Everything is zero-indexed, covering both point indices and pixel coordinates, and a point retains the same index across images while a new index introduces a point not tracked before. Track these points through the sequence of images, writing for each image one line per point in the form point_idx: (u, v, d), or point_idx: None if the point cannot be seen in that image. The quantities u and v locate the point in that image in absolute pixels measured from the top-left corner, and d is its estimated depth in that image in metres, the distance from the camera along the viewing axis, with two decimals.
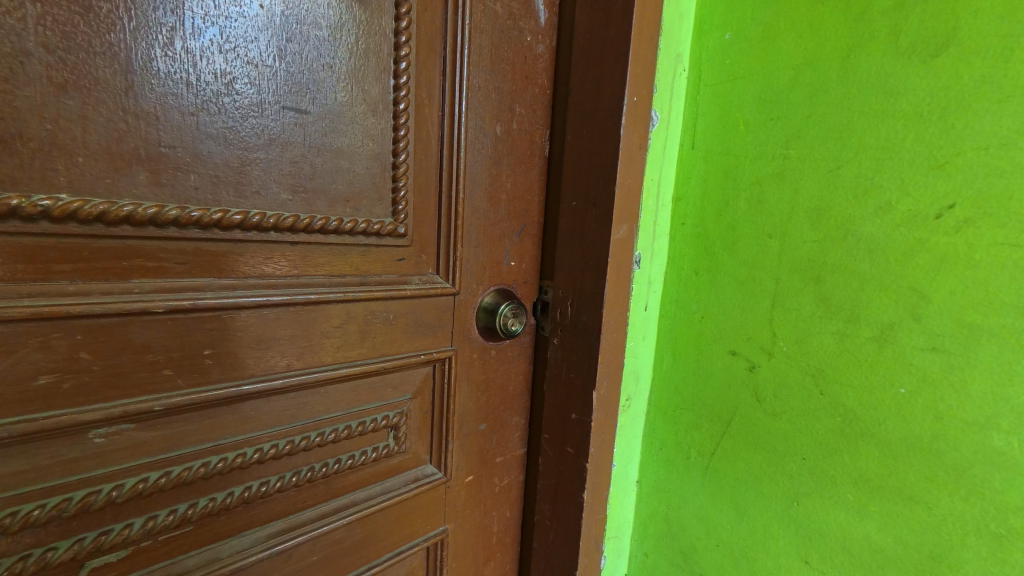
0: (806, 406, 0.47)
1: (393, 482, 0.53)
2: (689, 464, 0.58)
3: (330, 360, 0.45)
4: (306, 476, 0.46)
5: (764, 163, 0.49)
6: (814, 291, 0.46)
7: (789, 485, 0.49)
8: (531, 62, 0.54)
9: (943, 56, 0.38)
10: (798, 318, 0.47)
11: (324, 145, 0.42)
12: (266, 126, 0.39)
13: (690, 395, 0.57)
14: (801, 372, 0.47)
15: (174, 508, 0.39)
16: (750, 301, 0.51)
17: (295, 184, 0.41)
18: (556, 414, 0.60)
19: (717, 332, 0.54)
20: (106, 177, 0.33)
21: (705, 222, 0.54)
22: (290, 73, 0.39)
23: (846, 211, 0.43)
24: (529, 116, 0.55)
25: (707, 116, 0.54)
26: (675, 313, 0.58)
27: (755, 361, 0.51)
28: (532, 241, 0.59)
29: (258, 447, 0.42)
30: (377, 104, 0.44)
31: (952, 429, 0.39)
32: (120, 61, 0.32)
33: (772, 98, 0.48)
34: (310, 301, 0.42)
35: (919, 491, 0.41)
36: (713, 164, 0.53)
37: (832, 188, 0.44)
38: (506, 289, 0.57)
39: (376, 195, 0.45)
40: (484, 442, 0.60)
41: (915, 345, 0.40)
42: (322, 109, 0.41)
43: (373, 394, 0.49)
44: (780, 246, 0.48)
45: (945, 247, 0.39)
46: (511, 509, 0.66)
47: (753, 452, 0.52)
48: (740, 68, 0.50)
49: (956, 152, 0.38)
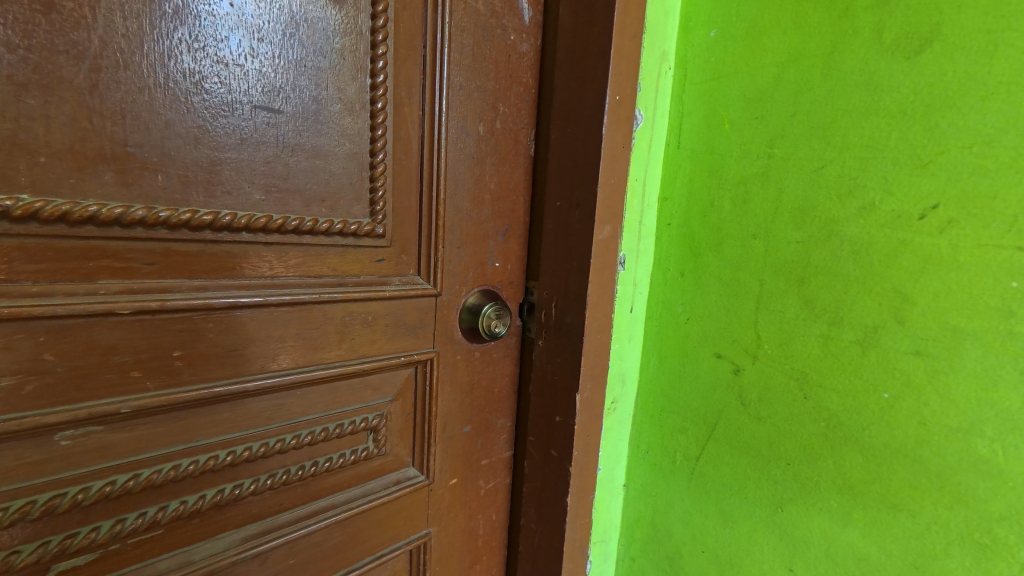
0: (791, 410, 0.46)
1: (374, 485, 0.53)
2: (675, 467, 0.57)
3: (307, 361, 0.45)
4: (281, 479, 0.45)
5: (748, 162, 0.48)
6: (798, 292, 0.45)
7: (773, 491, 0.48)
8: (515, 61, 0.53)
9: (927, 52, 0.37)
10: (782, 320, 0.46)
11: (298, 145, 0.41)
12: (237, 125, 0.38)
13: (675, 398, 0.56)
14: (784, 375, 0.46)
15: (143, 511, 0.38)
16: (734, 302, 0.50)
17: (269, 184, 0.40)
18: (542, 416, 0.60)
19: (702, 334, 0.53)
20: (71, 177, 0.32)
21: (690, 222, 0.53)
22: (263, 73, 0.39)
23: (830, 211, 0.42)
24: (514, 116, 0.55)
25: (692, 115, 0.53)
26: (661, 314, 0.57)
27: (739, 363, 0.50)
28: (518, 241, 0.58)
29: (231, 450, 0.41)
30: (353, 104, 0.44)
31: (935, 434, 0.38)
32: (86, 60, 0.32)
33: (756, 97, 0.47)
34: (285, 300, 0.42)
35: (902, 499, 0.40)
36: (699, 163, 0.52)
37: (816, 187, 0.43)
38: (490, 290, 0.57)
39: (353, 195, 0.45)
40: (469, 444, 0.60)
41: (899, 349, 0.39)
42: (296, 107, 0.41)
43: (352, 396, 0.49)
44: (764, 247, 0.47)
45: (930, 248, 0.38)
46: (498, 512, 0.66)
47: (737, 456, 0.51)
48: (725, 66, 0.50)
49: (939, 150, 0.37)
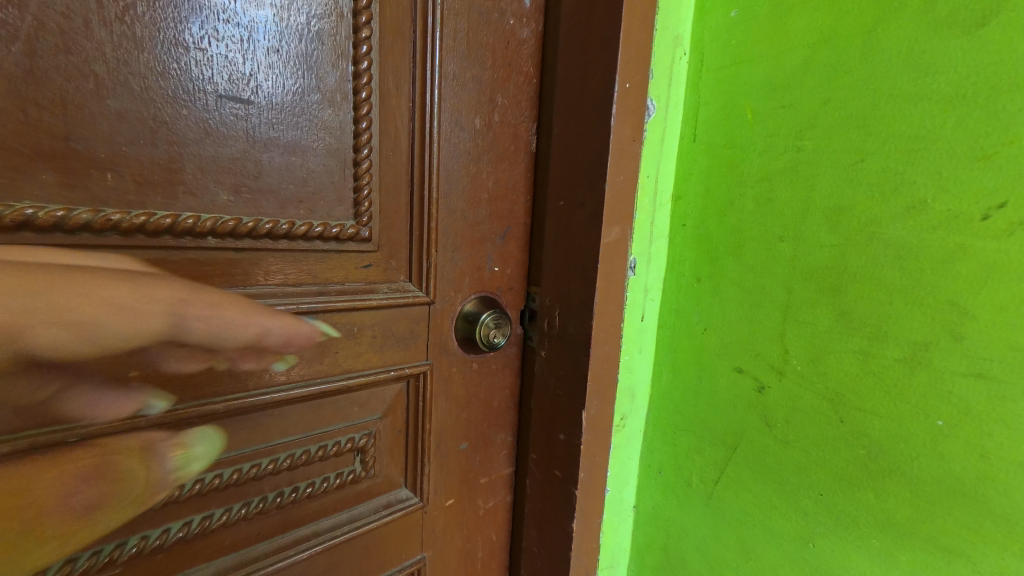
0: (823, 435, 0.41)
1: (362, 509, 0.49)
2: (690, 490, 0.52)
3: (285, 378, 0.41)
4: (257, 508, 0.41)
5: (773, 156, 0.43)
6: (832, 303, 0.40)
7: (803, 524, 0.43)
8: (514, 48, 0.49)
9: (990, 26, 0.32)
10: (814, 333, 0.41)
11: (271, 139, 0.37)
12: (200, 117, 0.34)
13: (691, 415, 0.51)
14: (815, 394, 0.41)
15: (98, 550, 0.34)
16: (757, 312, 0.45)
17: (237, 183, 0.36)
18: (544, 433, 0.55)
19: (720, 347, 0.48)
20: (4, 177, 0.29)
21: (707, 223, 0.49)
22: (229, 59, 0.35)
23: (871, 211, 0.37)
24: (513, 108, 0.50)
25: (710, 105, 0.48)
26: (674, 323, 0.53)
27: (763, 380, 0.45)
28: (518, 244, 0.54)
29: (198, 478, 0.38)
30: (334, 95, 0.40)
31: (1000, 470, 0.33)
32: (18, 42, 0.28)
33: (783, 83, 0.42)
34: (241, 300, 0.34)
35: (958, 542, 0.35)
36: (716, 158, 0.47)
37: (854, 184, 0.38)
38: (489, 297, 0.52)
39: (334, 195, 0.41)
40: (467, 462, 0.56)
41: (956, 370, 0.34)
42: (268, 98, 0.37)
43: (337, 414, 0.45)
44: (792, 252, 0.42)
45: (994, 255, 0.32)
46: (498, 532, 0.61)
47: (760, 482, 0.46)
48: (747, 49, 0.45)
49: (1006, 140, 0.32)
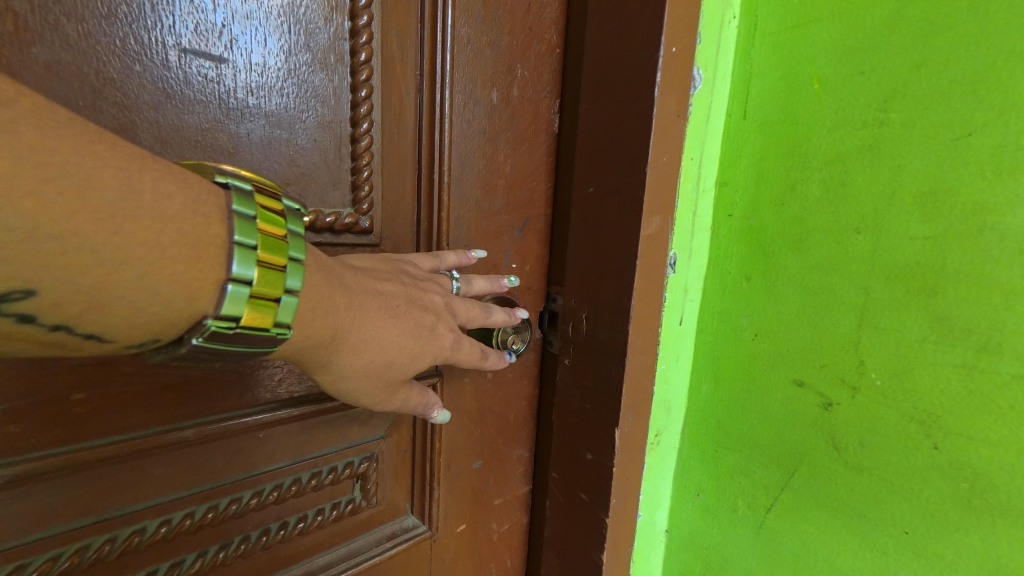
0: (909, 462, 0.35)
1: (362, 542, 0.42)
2: (736, 518, 0.46)
3: (271, 397, 0.35)
4: (238, 552, 0.35)
5: (847, 132, 0.36)
6: (924, 307, 0.33)
7: (882, 565, 0.36)
8: (535, 10, 0.42)
9: None
10: (898, 342, 0.34)
11: (249, 107, 0.31)
12: (159, 76, 0.27)
13: (738, 433, 0.45)
14: (899, 415, 0.35)
15: None
16: (824, 316, 0.38)
17: (207, 160, 0.30)
18: (567, 451, 0.49)
19: (775, 356, 0.42)
20: None
21: (760, 213, 0.42)
22: (196, 5, 0.28)
23: (981, 195, 0.31)
24: (535, 81, 0.43)
25: (765, 75, 0.41)
26: (717, 327, 0.46)
27: (831, 396, 0.38)
28: (537, 238, 0.47)
29: (164, 520, 0.32)
30: (327, 56, 0.33)
31: None
32: None
33: (862, 45, 0.35)
34: (423, 335, 0.32)
35: None
36: (773, 137, 0.41)
37: (957, 163, 0.32)
38: (506, 299, 0.46)
39: (328, 177, 0.34)
40: (479, 483, 0.49)
41: None
42: (245, 56, 0.30)
43: (332, 436, 0.39)
44: (871, 245, 0.35)
45: None
46: (513, 558, 0.55)
47: (824, 514, 0.39)
48: (814, 7, 0.38)
49: None
